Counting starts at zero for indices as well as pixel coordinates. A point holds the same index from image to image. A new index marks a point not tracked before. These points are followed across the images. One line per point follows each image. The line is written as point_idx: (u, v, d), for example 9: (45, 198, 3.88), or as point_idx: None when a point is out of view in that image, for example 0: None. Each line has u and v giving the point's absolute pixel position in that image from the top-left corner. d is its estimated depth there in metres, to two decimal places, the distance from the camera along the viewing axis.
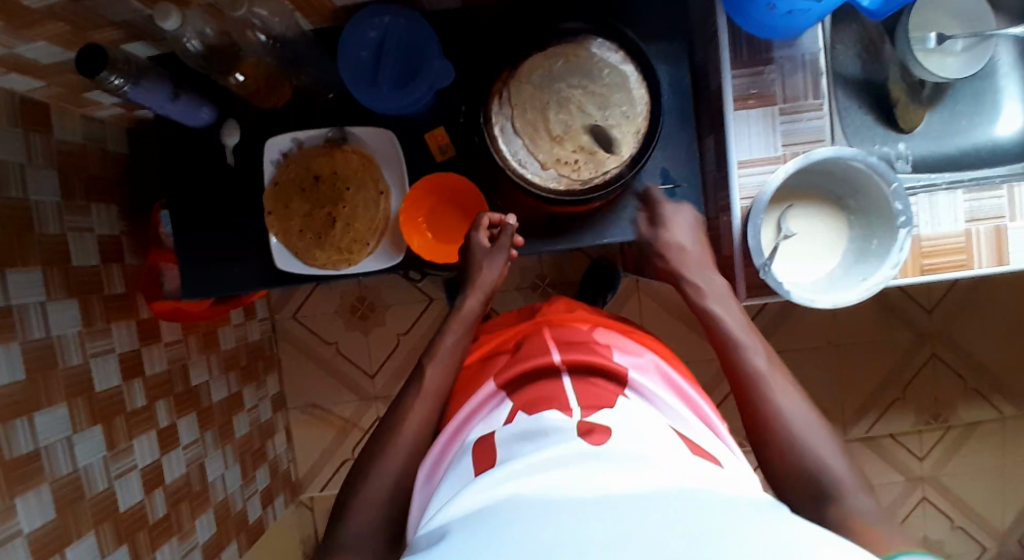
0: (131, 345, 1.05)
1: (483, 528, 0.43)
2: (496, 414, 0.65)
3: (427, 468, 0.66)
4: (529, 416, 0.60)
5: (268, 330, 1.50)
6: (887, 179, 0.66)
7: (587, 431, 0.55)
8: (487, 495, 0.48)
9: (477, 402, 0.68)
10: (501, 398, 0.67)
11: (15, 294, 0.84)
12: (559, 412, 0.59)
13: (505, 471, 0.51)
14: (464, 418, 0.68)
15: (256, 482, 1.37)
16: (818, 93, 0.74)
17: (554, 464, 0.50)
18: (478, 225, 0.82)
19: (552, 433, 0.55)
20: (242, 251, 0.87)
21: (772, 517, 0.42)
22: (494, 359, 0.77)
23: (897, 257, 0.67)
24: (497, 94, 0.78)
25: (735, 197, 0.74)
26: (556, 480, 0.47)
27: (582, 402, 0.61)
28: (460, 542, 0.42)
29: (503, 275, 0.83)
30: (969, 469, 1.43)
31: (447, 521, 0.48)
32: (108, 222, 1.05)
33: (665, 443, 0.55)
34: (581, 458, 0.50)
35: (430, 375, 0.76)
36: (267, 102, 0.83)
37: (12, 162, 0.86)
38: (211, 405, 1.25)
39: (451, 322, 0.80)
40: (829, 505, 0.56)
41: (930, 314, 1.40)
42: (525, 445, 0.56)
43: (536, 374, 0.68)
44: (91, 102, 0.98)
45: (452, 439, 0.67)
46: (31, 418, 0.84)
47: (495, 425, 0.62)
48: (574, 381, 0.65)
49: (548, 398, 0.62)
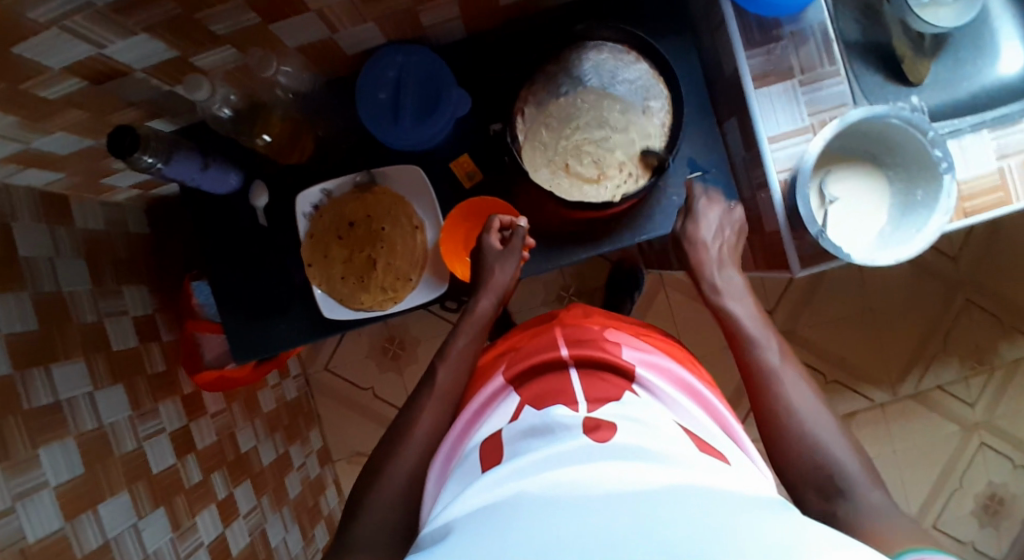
0: (180, 422, 1.04)
1: (483, 535, 0.42)
2: (503, 410, 0.64)
3: (440, 457, 0.66)
4: (537, 412, 0.59)
5: (303, 386, 1.48)
6: (922, 129, 0.67)
7: (594, 428, 0.54)
8: (491, 492, 0.48)
9: (487, 395, 0.69)
10: (509, 393, 0.67)
11: (62, 388, 0.83)
12: (567, 407, 0.59)
13: (510, 467, 0.51)
14: (474, 410, 0.68)
15: (315, 542, 1.35)
16: (833, 60, 0.76)
17: (563, 461, 0.49)
18: (490, 226, 0.81)
19: (558, 429, 0.54)
20: (283, 308, 0.86)
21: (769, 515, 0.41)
22: (503, 358, 0.77)
23: (946, 203, 0.68)
24: (519, 112, 0.79)
25: (772, 171, 0.75)
26: (557, 478, 0.47)
27: (590, 395, 0.61)
28: (465, 543, 0.42)
29: (517, 278, 0.82)
30: (1022, 408, 1.43)
31: (451, 518, 0.48)
32: (140, 302, 1.04)
33: (673, 443, 0.53)
34: (585, 458, 0.48)
35: (441, 374, 0.75)
36: (291, 158, 0.83)
37: (41, 257, 0.86)
38: (263, 469, 1.23)
39: (463, 322, 0.79)
40: (839, 499, 0.57)
41: (954, 260, 1.41)
42: (530, 442, 0.55)
43: (544, 368, 0.68)
44: (109, 186, 0.98)
45: (464, 432, 0.67)
46: (96, 511, 0.82)
47: (502, 424, 0.61)
48: (583, 375, 0.65)
49: (557, 392, 0.62)
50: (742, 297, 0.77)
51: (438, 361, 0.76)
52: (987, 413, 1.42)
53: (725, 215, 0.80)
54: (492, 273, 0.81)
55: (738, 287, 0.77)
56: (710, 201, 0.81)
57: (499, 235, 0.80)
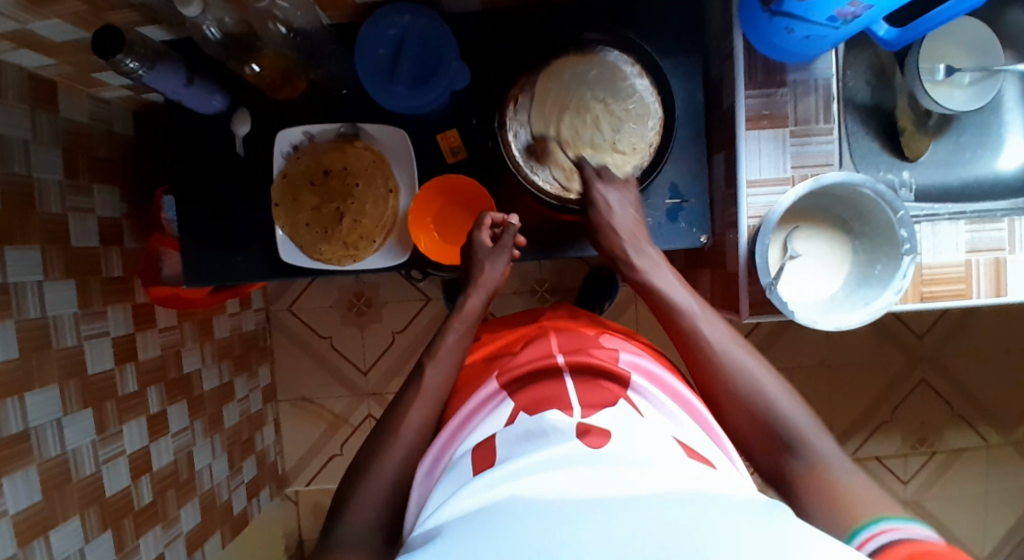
0: (126, 329, 1.04)
1: (479, 523, 0.44)
2: (496, 414, 0.64)
3: (427, 466, 0.65)
4: (531, 417, 0.59)
5: (263, 321, 1.49)
6: (893, 207, 0.68)
7: (584, 431, 0.54)
8: (486, 494, 0.49)
9: (480, 400, 0.68)
10: (503, 397, 0.67)
11: (13, 272, 0.83)
12: (561, 412, 0.58)
13: (505, 470, 0.51)
14: (467, 414, 0.68)
15: (242, 474, 1.36)
16: (828, 118, 0.75)
17: (557, 466, 0.49)
18: (481, 224, 0.83)
19: (551, 433, 0.55)
20: (245, 240, 0.87)
21: (766, 510, 0.44)
22: (494, 360, 0.77)
23: (899, 283, 0.69)
24: (513, 100, 0.79)
25: (743, 214, 0.75)
26: (550, 482, 0.47)
27: (585, 402, 0.61)
28: (458, 540, 0.42)
29: (507, 276, 0.82)
30: (952, 495, 1.45)
31: (443, 520, 0.48)
32: (109, 204, 1.04)
33: (664, 448, 0.54)
34: (580, 460, 0.50)
35: (430, 375, 0.74)
36: (281, 93, 0.83)
37: (16, 137, 0.85)
38: (202, 393, 1.24)
39: (454, 320, 0.80)
40: (789, 455, 0.63)
41: (921, 339, 1.42)
42: (525, 446, 0.56)
43: (538, 374, 0.67)
44: (99, 83, 0.97)
45: (454, 436, 0.67)
46: (22, 398, 0.82)
47: (495, 427, 0.62)
48: (577, 383, 0.65)
49: (550, 398, 0.62)
50: (666, 276, 0.75)
51: (428, 359, 0.76)
52: (918, 492, 1.44)
53: (624, 197, 0.77)
54: (483, 269, 0.82)
55: (660, 263, 0.77)
56: (606, 182, 0.78)
57: (489, 233, 0.82)
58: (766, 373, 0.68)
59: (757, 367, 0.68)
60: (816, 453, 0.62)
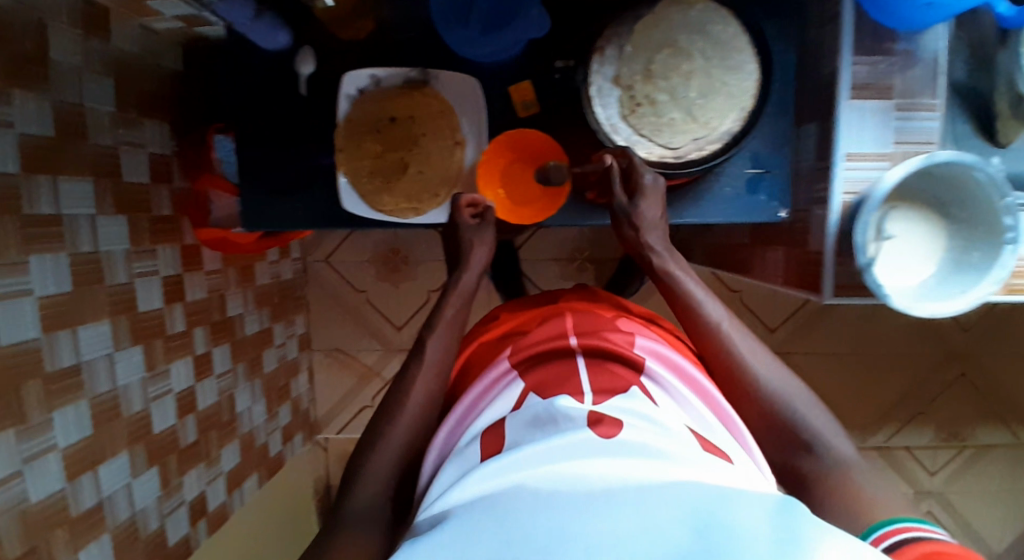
0: (174, 270, 1.03)
1: (485, 517, 0.42)
2: (506, 394, 0.61)
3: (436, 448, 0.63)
4: (542, 400, 0.56)
5: (299, 270, 1.48)
6: (1000, 191, 0.65)
7: (596, 421, 0.51)
8: (490, 480, 0.47)
9: (487, 381, 0.65)
10: (514, 376, 0.63)
11: (66, 204, 0.81)
12: (572, 397, 0.56)
13: (511, 458, 0.49)
14: (473, 398, 0.65)
15: (278, 418, 1.38)
16: (936, 92, 0.71)
17: (567, 455, 0.47)
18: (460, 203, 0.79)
19: (562, 421, 0.52)
20: (302, 187, 0.84)
21: (784, 512, 0.41)
22: (508, 338, 0.74)
23: (1000, 273, 0.65)
24: (598, 51, 0.73)
25: (838, 189, 0.71)
26: (559, 471, 0.46)
27: (596, 387, 0.58)
28: (463, 529, 0.41)
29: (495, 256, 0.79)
30: (980, 488, 1.44)
31: (450, 505, 0.46)
32: (159, 141, 1.01)
33: (674, 438, 0.52)
34: (588, 452, 0.47)
35: (433, 345, 0.71)
36: (347, 34, 0.82)
37: (71, 65, 0.82)
38: (244, 338, 1.24)
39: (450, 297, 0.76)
40: (808, 455, 0.64)
41: (965, 332, 1.39)
42: (535, 434, 0.52)
43: (553, 355, 0.65)
44: (152, 13, 0.93)
45: (462, 418, 0.64)
46: (75, 331, 0.81)
47: (503, 411, 0.58)
48: (589, 365, 0.62)
49: (561, 381, 0.59)
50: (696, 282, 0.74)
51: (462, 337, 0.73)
52: (944, 484, 1.43)
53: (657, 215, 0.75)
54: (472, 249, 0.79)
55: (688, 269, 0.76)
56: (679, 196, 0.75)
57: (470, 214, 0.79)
58: (784, 379, 0.68)
59: (780, 375, 0.68)
60: (835, 454, 0.64)
